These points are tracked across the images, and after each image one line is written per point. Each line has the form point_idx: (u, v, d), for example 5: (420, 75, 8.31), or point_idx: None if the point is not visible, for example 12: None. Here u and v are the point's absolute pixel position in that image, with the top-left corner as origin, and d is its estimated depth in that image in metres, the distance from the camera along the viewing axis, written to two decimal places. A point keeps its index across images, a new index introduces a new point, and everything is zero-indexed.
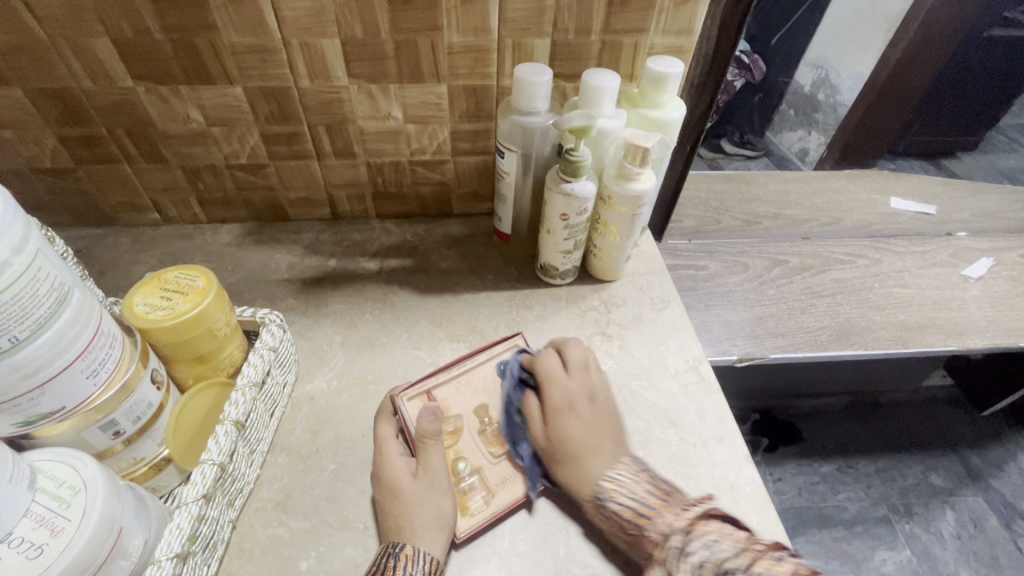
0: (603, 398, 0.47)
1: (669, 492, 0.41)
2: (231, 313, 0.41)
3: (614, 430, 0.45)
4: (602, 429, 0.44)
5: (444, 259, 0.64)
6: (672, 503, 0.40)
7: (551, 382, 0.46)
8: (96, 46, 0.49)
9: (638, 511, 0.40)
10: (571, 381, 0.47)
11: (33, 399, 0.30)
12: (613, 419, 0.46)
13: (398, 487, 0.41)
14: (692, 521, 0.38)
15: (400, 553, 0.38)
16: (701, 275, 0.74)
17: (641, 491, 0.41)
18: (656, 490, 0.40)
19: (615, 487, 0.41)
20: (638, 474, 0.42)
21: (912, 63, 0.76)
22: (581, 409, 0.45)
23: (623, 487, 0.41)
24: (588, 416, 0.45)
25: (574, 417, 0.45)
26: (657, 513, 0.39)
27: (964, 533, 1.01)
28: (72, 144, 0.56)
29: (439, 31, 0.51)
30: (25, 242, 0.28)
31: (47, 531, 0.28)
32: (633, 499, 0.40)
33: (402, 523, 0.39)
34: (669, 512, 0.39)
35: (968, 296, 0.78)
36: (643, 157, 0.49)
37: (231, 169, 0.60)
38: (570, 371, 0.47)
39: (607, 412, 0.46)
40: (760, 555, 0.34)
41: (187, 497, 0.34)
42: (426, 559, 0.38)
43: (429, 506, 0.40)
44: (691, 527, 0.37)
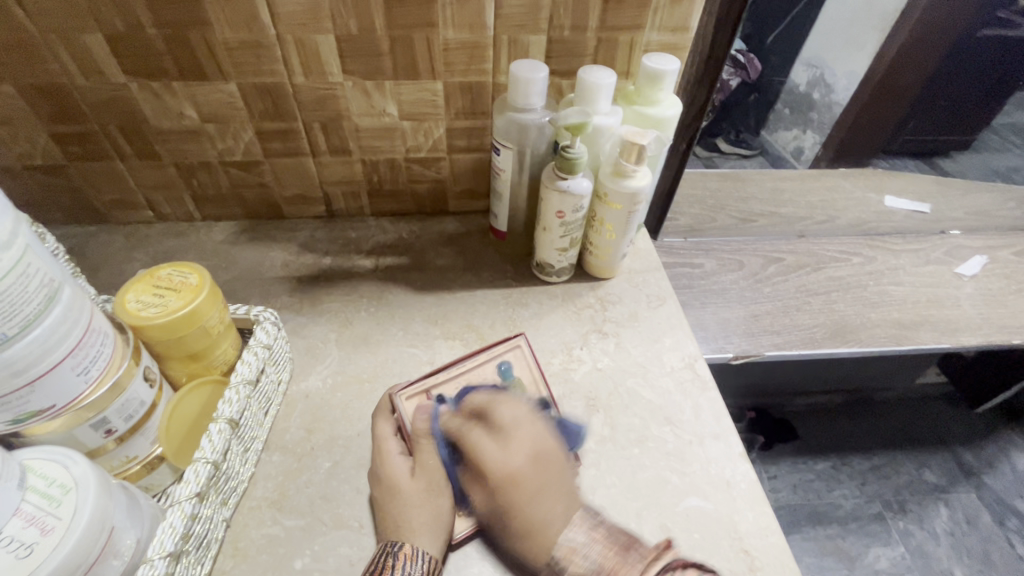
0: (547, 458, 0.42)
1: (628, 546, 0.36)
2: (225, 311, 0.41)
3: (559, 487, 0.41)
4: (548, 496, 0.39)
5: (439, 257, 0.64)
6: (630, 557, 0.35)
7: (488, 455, 0.41)
8: (88, 42, 0.48)
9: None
10: (510, 450, 0.41)
11: (22, 396, 0.29)
12: (560, 477, 0.41)
13: (397, 485, 0.41)
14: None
15: (400, 551, 0.37)
16: (696, 273, 0.74)
17: (597, 554, 0.36)
18: (612, 547, 0.36)
19: (570, 550, 0.36)
20: (594, 534, 0.37)
21: (905, 61, 0.76)
22: (523, 479, 0.40)
23: (579, 548, 0.36)
24: (527, 482, 0.40)
25: (517, 488, 0.39)
26: (620, 571, 0.34)
27: (958, 530, 1.02)
28: (64, 140, 0.55)
29: (434, 28, 0.50)
30: (13, 238, 0.28)
31: (37, 529, 0.27)
32: (591, 560, 0.36)
33: (400, 522, 0.39)
34: (630, 570, 0.34)
35: (961, 294, 0.78)
36: (639, 154, 0.49)
37: (225, 166, 0.60)
38: (506, 435, 0.42)
39: (552, 473, 0.41)
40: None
41: (180, 496, 0.34)
42: (424, 557, 0.38)
43: (427, 505, 0.40)
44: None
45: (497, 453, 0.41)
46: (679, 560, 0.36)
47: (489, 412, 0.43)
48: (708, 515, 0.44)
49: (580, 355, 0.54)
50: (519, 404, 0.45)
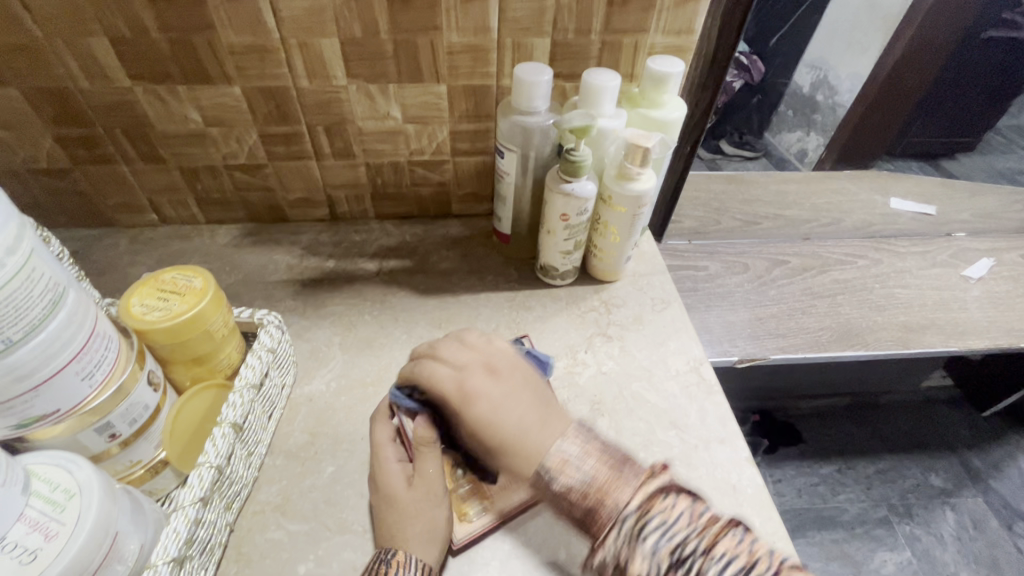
0: (502, 365, 0.41)
1: (621, 463, 0.33)
2: (229, 314, 0.41)
3: (534, 400, 0.38)
4: (516, 404, 0.38)
5: (443, 260, 0.64)
6: (627, 469, 0.33)
7: (443, 378, 0.40)
8: (93, 46, 0.48)
9: (586, 488, 0.33)
10: (461, 368, 0.40)
11: (26, 401, 0.29)
12: (524, 381, 0.40)
13: (394, 495, 0.40)
14: (646, 498, 0.31)
15: (392, 559, 0.37)
16: (701, 276, 0.73)
17: (591, 465, 0.33)
18: (606, 462, 0.33)
19: (560, 462, 0.34)
20: (588, 447, 0.34)
21: (910, 62, 0.76)
22: (482, 394, 0.38)
23: (570, 462, 0.34)
24: (497, 392, 0.39)
25: (481, 404, 0.38)
26: (612, 481, 0.32)
27: (965, 535, 1.01)
28: (68, 144, 0.55)
29: (438, 31, 0.50)
30: (19, 243, 0.27)
31: (41, 535, 0.27)
32: (582, 473, 0.33)
33: (395, 532, 0.39)
34: (620, 484, 0.32)
35: (968, 296, 0.78)
36: (644, 157, 0.49)
37: (229, 169, 0.60)
38: (457, 358, 0.41)
39: (514, 378, 0.40)
40: (717, 529, 0.30)
41: (184, 500, 0.34)
42: (417, 564, 0.37)
43: (422, 516, 0.39)
44: (643, 509, 0.31)
45: (448, 372, 0.40)
46: (674, 482, 0.32)
47: (436, 350, 0.43)
48: None
49: (585, 358, 0.54)
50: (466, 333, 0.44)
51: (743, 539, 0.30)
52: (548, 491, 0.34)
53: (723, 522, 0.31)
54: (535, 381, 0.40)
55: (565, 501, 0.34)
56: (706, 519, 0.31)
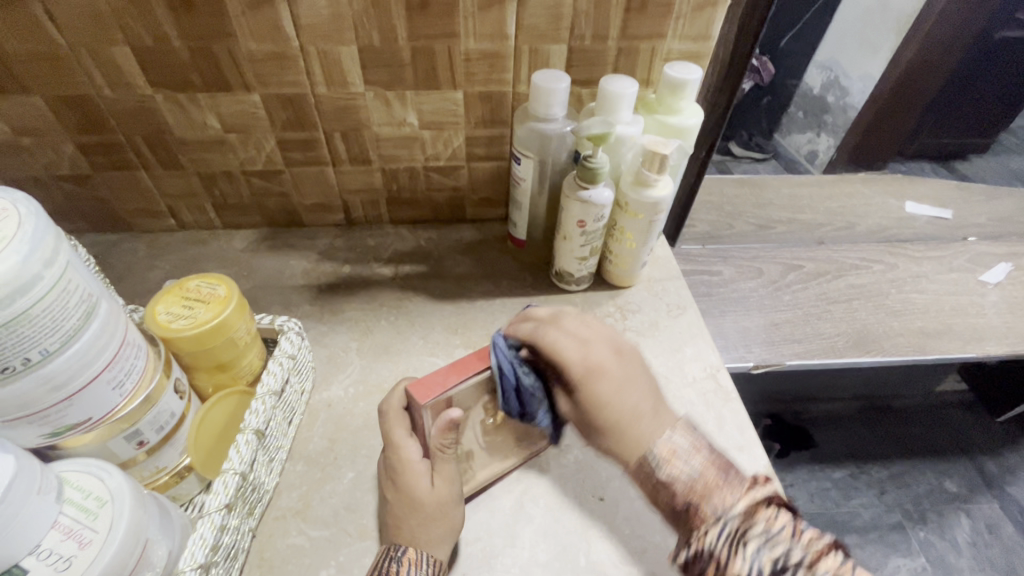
0: (624, 350, 0.42)
1: (726, 467, 0.35)
2: (251, 321, 0.41)
3: (653, 390, 0.39)
4: (636, 388, 0.39)
5: (458, 265, 0.64)
6: (732, 477, 0.34)
7: (564, 347, 0.40)
8: (115, 54, 0.49)
9: (690, 487, 0.34)
10: (589, 343, 0.41)
11: (60, 410, 0.30)
12: (643, 368, 0.41)
13: (416, 496, 0.40)
14: (751, 505, 0.32)
15: (404, 557, 0.37)
16: (715, 281, 0.73)
17: (698, 462, 0.35)
18: (714, 464, 0.34)
19: (671, 452, 0.35)
20: (696, 443, 0.36)
21: (921, 64, 0.76)
22: (607, 369, 0.39)
23: (678, 453, 0.35)
24: (618, 373, 0.40)
25: (601, 380, 0.39)
26: (716, 483, 0.33)
27: (980, 541, 1.00)
28: (89, 150, 0.56)
29: (456, 38, 0.51)
30: (55, 256, 0.28)
31: (75, 542, 0.28)
32: (691, 467, 0.35)
33: (417, 534, 0.39)
34: (723, 489, 0.33)
35: (985, 302, 0.77)
36: (661, 163, 0.49)
37: (247, 175, 0.60)
38: (580, 333, 0.42)
39: (636, 363, 0.41)
40: (822, 553, 0.30)
41: (210, 507, 0.34)
42: (429, 562, 0.38)
43: (442, 518, 0.40)
44: (746, 514, 0.32)
45: (574, 345, 0.40)
46: (777, 495, 0.33)
47: (549, 330, 0.41)
48: None
49: None
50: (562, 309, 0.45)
51: (845, 564, 0.30)
52: (650, 478, 0.36)
53: (824, 546, 0.30)
54: (646, 368, 0.41)
55: (665, 491, 0.35)
56: (806, 532, 0.31)
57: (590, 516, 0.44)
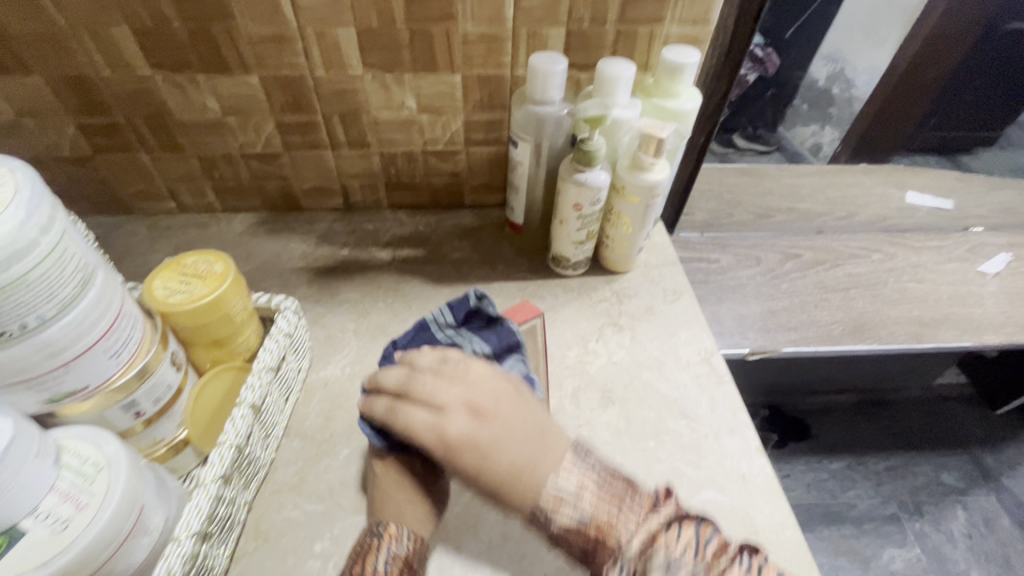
0: (488, 403, 0.38)
1: (624, 493, 0.36)
2: (248, 299, 0.42)
3: (532, 428, 0.37)
4: (516, 440, 0.36)
5: (456, 249, 0.64)
6: (628, 501, 0.35)
7: (421, 425, 0.37)
8: (115, 35, 0.49)
9: (588, 524, 0.35)
10: (443, 411, 0.37)
11: (58, 376, 0.30)
12: (519, 414, 0.38)
13: (404, 470, 0.40)
14: (651, 535, 0.34)
15: (384, 533, 0.37)
16: (713, 269, 0.73)
17: (589, 502, 0.35)
18: (608, 494, 0.35)
19: (557, 499, 0.35)
20: (585, 478, 0.36)
21: (931, 51, 0.76)
22: (478, 437, 0.36)
23: (567, 498, 0.35)
24: (489, 434, 0.36)
25: (471, 453, 0.36)
26: (617, 516, 0.35)
27: (975, 533, 1.00)
28: (90, 132, 0.57)
29: (454, 21, 0.51)
30: (52, 224, 0.28)
31: (73, 505, 0.28)
32: (581, 511, 0.35)
33: (404, 508, 0.39)
34: (622, 519, 0.35)
35: (984, 292, 0.77)
36: (658, 147, 0.49)
37: (246, 158, 0.61)
38: (436, 397, 0.38)
39: (513, 411, 0.38)
40: (722, 559, 0.33)
41: (206, 477, 0.35)
42: (410, 537, 0.38)
43: (427, 493, 0.40)
44: (647, 545, 0.34)
45: (428, 417, 0.37)
46: (675, 513, 0.35)
47: (412, 391, 0.38)
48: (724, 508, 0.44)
49: (596, 348, 0.55)
50: (445, 352, 0.40)
51: (749, 568, 0.33)
52: (545, 527, 0.35)
53: (732, 551, 0.34)
54: (522, 408, 0.38)
55: (568, 538, 0.35)
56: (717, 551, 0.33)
57: None
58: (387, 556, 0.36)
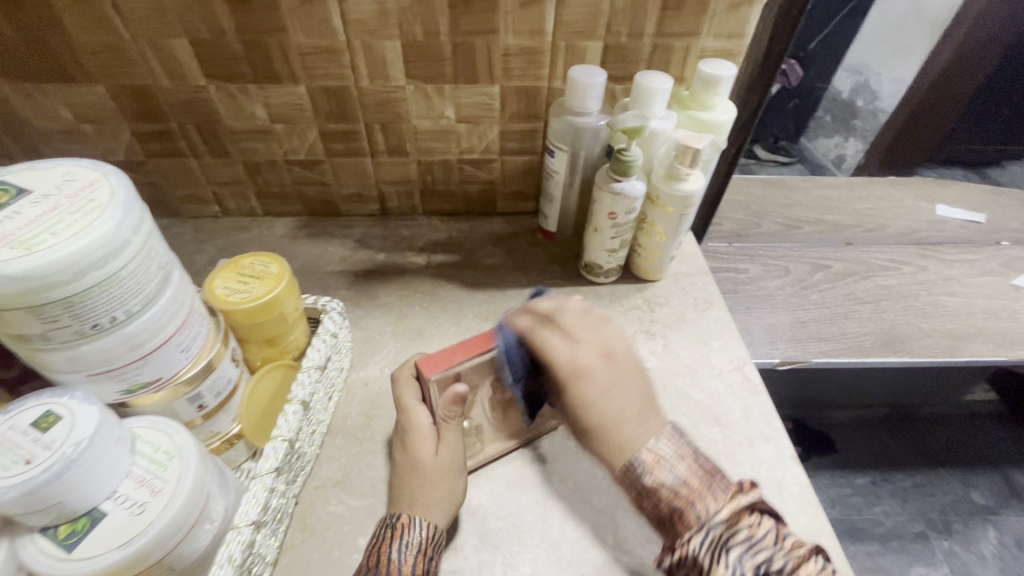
0: (620, 352, 0.39)
1: (713, 472, 0.34)
2: (300, 299, 0.43)
3: (643, 393, 0.38)
4: (626, 392, 0.37)
5: (489, 255, 0.66)
6: (717, 482, 0.33)
7: (556, 346, 0.39)
8: (175, 47, 0.52)
9: (676, 491, 0.33)
10: (579, 343, 0.39)
11: (136, 368, 0.32)
12: (634, 375, 0.39)
13: (420, 458, 0.41)
14: (734, 512, 0.31)
15: (397, 523, 0.38)
16: (741, 278, 0.74)
17: (683, 470, 0.34)
18: (700, 470, 0.34)
19: (654, 460, 0.34)
20: (680, 450, 0.35)
21: (957, 66, 0.75)
22: (595, 372, 0.38)
23: (663, 461, 0.34)
24: (609, 378, 0.38)
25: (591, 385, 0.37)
26: (698, 494, 0.33)
27: (1008, 554, 0.98)
28: (145, 138, 0.59)
29: (496, 34, 0.53)
30: (142, 224, 0.30)
31: (149, 490, 0.30)
32: (674, 474, 0.34)
33: (415, 496, 0.40)
34: (709, 494, 0.33)
35: (1018, 306, 0.76)
36: (694, 157, 0.50)
37: (289, 164, 0.63)
38: (575, 332, 0.40)
39: (630, 369, 0.39)
40: (803, 558, 0.30)
41: (261, 470, 0.36)
42: (425, 526, 0.39)
43: (443, 484, 0.41)
44: (731, 521, 0.31)
45: (567, 345, 0.39)
46: (762, 501, 0.32)
47: (557, 317, 0.40)
48: None
49: None
50: (565, 301, 0.42)
51: (826, 568, 0.29)
52: (633, 486, 0.35)
53: (804, 553, 0.30)
54: (635, 373, 0.39)
55: (649, 502, 0.34)
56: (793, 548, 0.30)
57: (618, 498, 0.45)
58: (401, 544, 0.37)
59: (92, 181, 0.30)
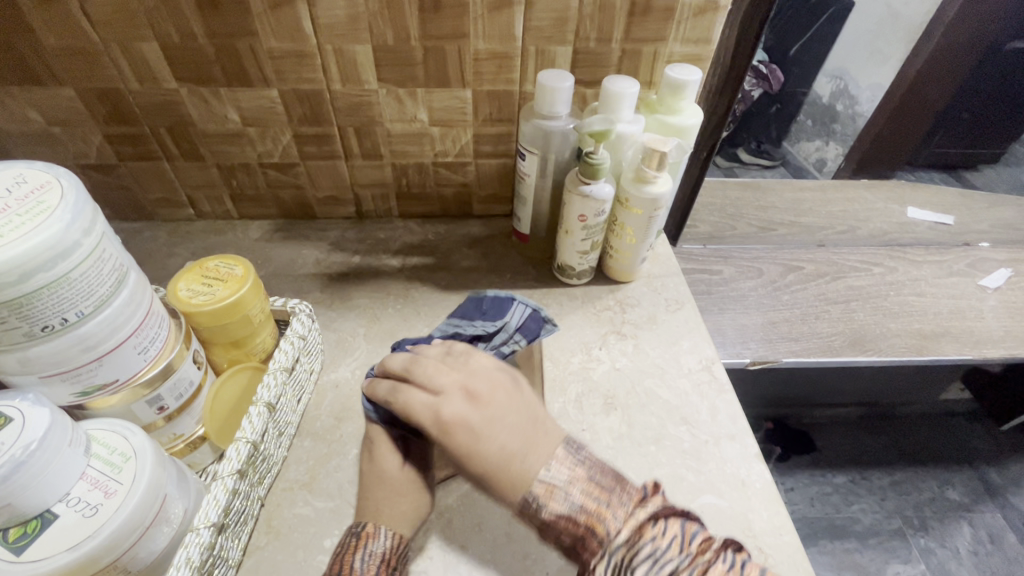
0: (482, 389, 0.37)
1: (612, 487, 0.34)
2: (266, 301, 0.43)
3: (535, 422, 0.37)
4: (501, 428, 0.36)
5: (464, 258, 0.66)
6: (616, 495, 0.34)
7: (420, 401, 0.37)
8: (145, 50, 0.52)
9: (577, 517, 0.33)
10: (442, 394, 0.37)
11: (91, 370, 0.32)
12: (516, 404, 0.37)
13: (384, 469, 0.41)
14: (636, 528, 0.31)
15: (361, 531, 0.38)
16: (715, 280, 0.75)
17: (579, 494, 0.33)
18: (596, 488, 0.34)
19: (548, 490, 0.34)
20: (576, 473, 0.34)
21: (929, 74, 0.76)
22: (463, 419, 0.36)
23: (558, 489, 0.34)
24: (478, 417, 0.36)
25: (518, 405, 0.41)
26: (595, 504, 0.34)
27: (981, 550, 1.00)
28: (116, 141, 0.59)
29: (466, 39, 0.53)
30: (93, 226, 0.30)
31: (102, 492, 0.30)
32: (570, 501, 0.33)
33: (379, 507, 0.40)
34: (610, 512, 0.33)
35: (984, 306, 0.78)
36: (660, 161, 0.50)
37: (263, 167, 0.63)
38: (433, 382, 0.38)
39: (502, 401, 0.37)
40: (709, 557, 0.30)
41: (223, 471, 0.36)
42: (388, 535, 0.38)
43: (410, 496, 0.40)
44: (632, 538, 0.31)
45: (427, 399, 0.37)
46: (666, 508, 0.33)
47: (413, 373, 0.39)
48: (722, 512, 0.45)
49: (599, 355, 0.56)
50: (450, 346, 0.42)
51: (734, 565, 0.30)
52: (537, 519, 0.34)
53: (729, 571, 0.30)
54: (516, 399, 0.38)
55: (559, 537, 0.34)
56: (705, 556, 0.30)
57: None
58: (365, 553, 0.37)
59: (43, 184, 0.30)
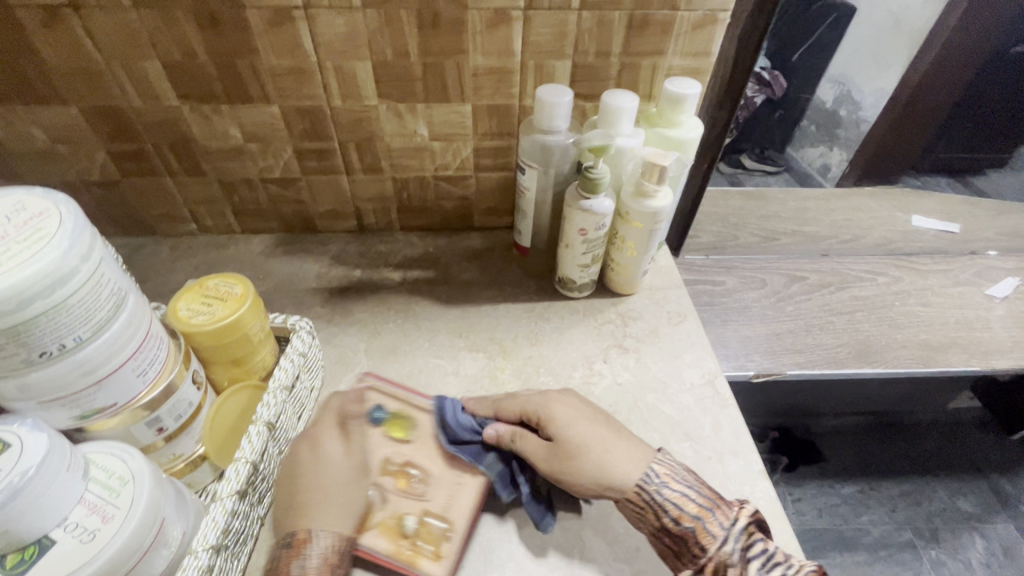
0: (557, 416, 0.44)
1: (714, 500, 0.40)
2: (266, 319, 0.44)
3: (609, 424, 0.45)
4: (603, 439, 0.43)
5: (465, 271, 0.66)
6: (723, 508, 0.40)
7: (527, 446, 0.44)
8: (147, 68, 0.52)
9: (695, 504, 0.40)
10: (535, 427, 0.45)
11: (89, 394, 0.32)
12: (592, 419, 0.44)
13: (328, 459, 0.40)
14: (750, 526, 0.39)
15: (296, 540, 0.37)
16: (718, 291, 0.74)
17: (693, 490, 0.40)
18: (706, 492, 0.41)
19: (666, 474, 0.41)
20: (665, 467, 0.42)
21: (932, 81, 0.76)
22: (568, 442, 0.42)
23: (675, 475, 0.41)
24: (582, 434, 0.43)
25: (586, 452, 0.42)
26: (708, 517, 0.39)
27: (994, 562, 0.98)
28: (119, 158, 0.60)
29: (465, 54, 0.53)
30: (91, 251, 0.31)
31: (99, 517, 0.30)
32: (688, 489, 0.40)
33: (307, 509, 0.38)
34: (719, 515, 0.39)
35: (992, 316, 0.77)
36: (660, 175, 0.50)
37: (265, 182, 0.63)
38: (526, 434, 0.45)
39: (581, 415, 0.44)
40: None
41: (221, 492, 0.36)
42: (322, 535, 0.38)
43: (342, 490, 0.40)
44: (749, 533, 0.39)
45: (530, 445, 0.44)
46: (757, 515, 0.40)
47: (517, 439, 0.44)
48: None
49: (601, 369, 0.56)
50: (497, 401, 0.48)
51: None
52: (648, 504, 0.40)
53: (815, 570, 0.37)
54: (579, 409, 0.45)
55: (668, 536, 0.40)
56: (798, 560, 0.38)
57: (586, 517, 0.45)
58: (302, 561, 0.37)
59: (42, 210, 0.31)
